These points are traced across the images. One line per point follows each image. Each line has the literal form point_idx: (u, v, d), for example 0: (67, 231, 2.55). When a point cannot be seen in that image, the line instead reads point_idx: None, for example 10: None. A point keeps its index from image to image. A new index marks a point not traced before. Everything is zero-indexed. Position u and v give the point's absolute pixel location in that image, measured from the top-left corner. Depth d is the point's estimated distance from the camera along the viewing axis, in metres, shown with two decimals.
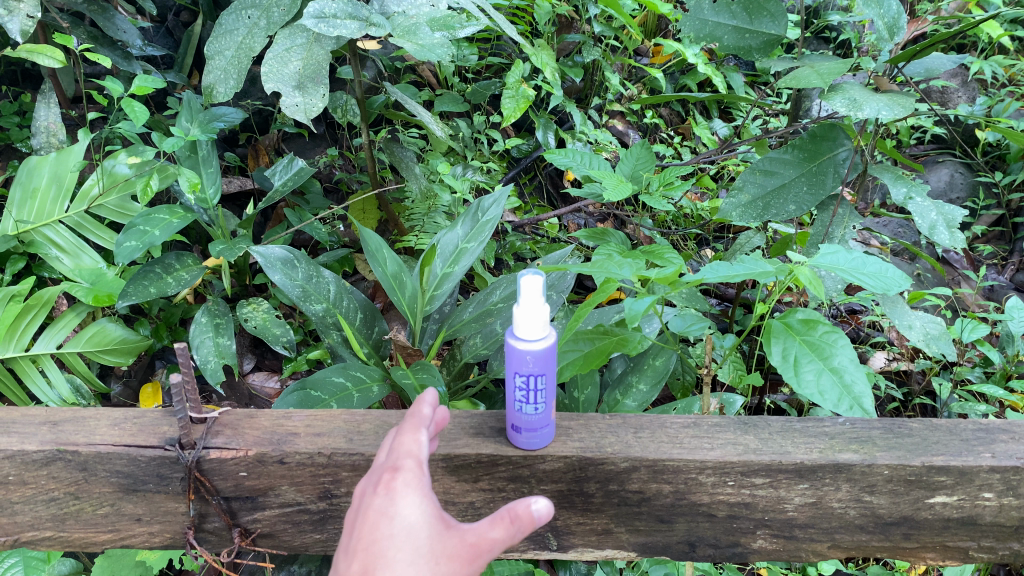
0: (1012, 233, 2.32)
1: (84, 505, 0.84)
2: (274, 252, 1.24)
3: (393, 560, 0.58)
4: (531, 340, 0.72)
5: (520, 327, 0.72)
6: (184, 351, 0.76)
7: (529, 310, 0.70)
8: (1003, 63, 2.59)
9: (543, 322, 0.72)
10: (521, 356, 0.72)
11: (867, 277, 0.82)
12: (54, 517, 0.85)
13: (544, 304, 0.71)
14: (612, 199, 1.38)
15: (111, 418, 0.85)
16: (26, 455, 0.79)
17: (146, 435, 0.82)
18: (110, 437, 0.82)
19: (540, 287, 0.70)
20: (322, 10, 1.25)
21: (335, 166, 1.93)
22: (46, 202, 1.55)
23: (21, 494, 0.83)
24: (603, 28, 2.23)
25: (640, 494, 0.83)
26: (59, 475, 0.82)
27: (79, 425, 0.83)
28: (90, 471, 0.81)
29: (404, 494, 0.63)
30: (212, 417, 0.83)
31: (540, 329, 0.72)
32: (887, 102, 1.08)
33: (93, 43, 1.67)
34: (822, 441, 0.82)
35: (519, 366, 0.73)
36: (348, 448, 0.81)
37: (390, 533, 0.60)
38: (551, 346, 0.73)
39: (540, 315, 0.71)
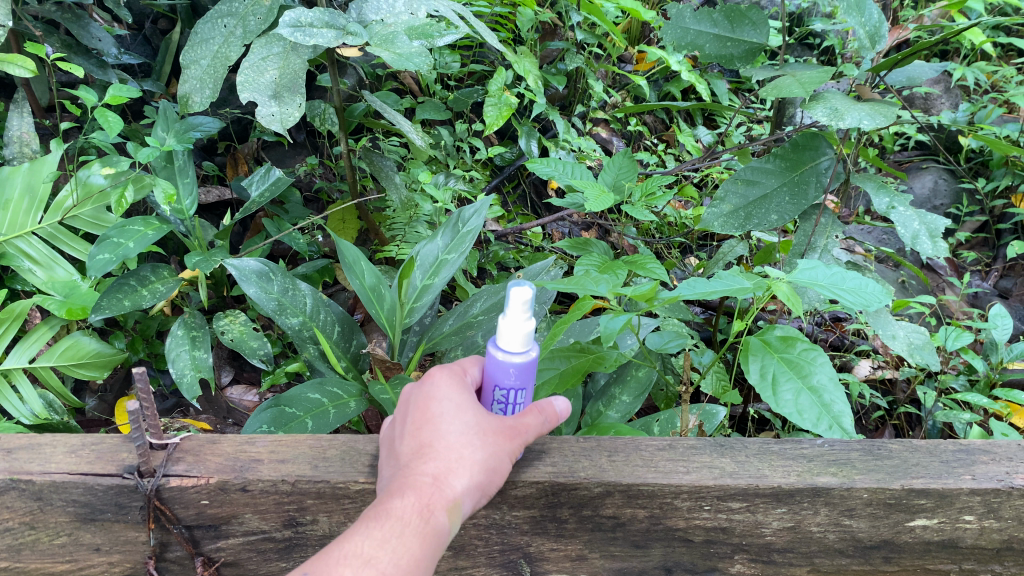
0: (995, 239, 2.32)
1: (40, 535, 0.82)
2: (249, 265, 1.23)
3: (446, 433, 0.71)
4: (516, 351, 0.74)
5: (503, 339, 0.74)
6: (144, 377, 0.75)
7: (513, 324, 0.72)
8: (986, 69, 2.60)
9: (528, 334, 0.74)
10: (502, 368, 0.75)
11: (846, 293, 0.81)
12: (10, 547, 0.82)
13: (528, 320, 0.73)
14: (592, 209, 1.36)
15: (69, 444, 0.82)
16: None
17: (104, 463, 0.80)
18: (67, 465, 0.79)
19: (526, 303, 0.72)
20: (297, 19, 1.23)
21: (315, 175, 1.91)
22: (19, 214, 1.52)
23: None
24: (586, 35, 2.23)
25: (615, 519, 0.81)
26: (13, 504, 0.79)
27: (35, 453, 0.81)
28: (46, 501, 0.79)
29: (449, 384, 0.77)
30: (173, 442, 0.82)
31: (523, 344, 0.74)
32: (869, 112, 1.06)
33: (66, 52, 1.66)
34: (800, 463, 0.80)
35: (500, 378, 0.76)
36: (313, 475, 0.80)
37: (441, 414, 0.74)
38: (533, 361, 0.75)
39: (523, 330, 0.73)
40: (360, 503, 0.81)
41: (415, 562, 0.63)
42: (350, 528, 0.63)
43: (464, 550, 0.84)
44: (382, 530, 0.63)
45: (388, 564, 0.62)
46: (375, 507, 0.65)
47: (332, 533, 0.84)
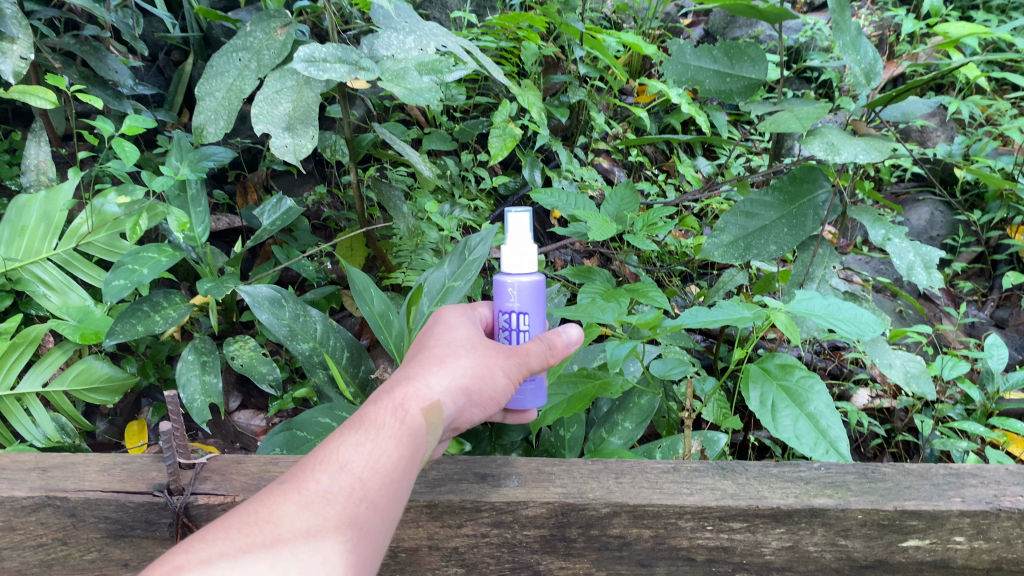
0: (991, 270, 2.35)
1: (71, 551, 0.84)
2: (262, 292, 1.28)
3: (439, 351, 0.85)
4: (519, 273, 0.95)
5: (508, 262, 0.96)
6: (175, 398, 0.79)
7: (515, 241, 0.95)
8: (979, 103, 2.65)
9: (529, 258, 0.96)
10: (507, 288, 0.95)
11: (842, 323, 0.84)
12: (42, 563, 0.85)
13: (526, 242, 0.96)
14: (595, 238, 1.39)
15: (101, 465, 0.87)
16: (16, 501, 0.82)
17: (135, 483, 0.84)
18: (99, 484, 0.84)
19: (524, 228, 0.96)
20: (312, 53, 1.28)
21: (323, 204, 1.96)
22: (35, 240, 1.56)
23: (10, 540, 0.83)
24: (589, 69, 2.28)
25: (621, 538, 0.84)
26: (48, 520, 0.83)
27: (69, 472, 0.86)
28: (79, 517, 0.83)
29: (453, 323, 0.93)
30: (200, 463, 0.85)
31: (524, 265, 0.96)
32: (864, 147, 1.10)
33: (85, 84, 1.70)
34: (797, 485, 0.84)
35: (506, 299, 0.95)
36: None
37: (429, 349, 0.86)
38: (533, 284, 0.95)
39: (524, 249, 0.96)
40: None
41: (391, 468, 0.69)
42: (329, 441, 0.69)
43: (476, 568, 0.87)
44: (360, 438, 0.70)
45: (366, 465, 0.67)
46: (352, 423, 0.72)
47: None
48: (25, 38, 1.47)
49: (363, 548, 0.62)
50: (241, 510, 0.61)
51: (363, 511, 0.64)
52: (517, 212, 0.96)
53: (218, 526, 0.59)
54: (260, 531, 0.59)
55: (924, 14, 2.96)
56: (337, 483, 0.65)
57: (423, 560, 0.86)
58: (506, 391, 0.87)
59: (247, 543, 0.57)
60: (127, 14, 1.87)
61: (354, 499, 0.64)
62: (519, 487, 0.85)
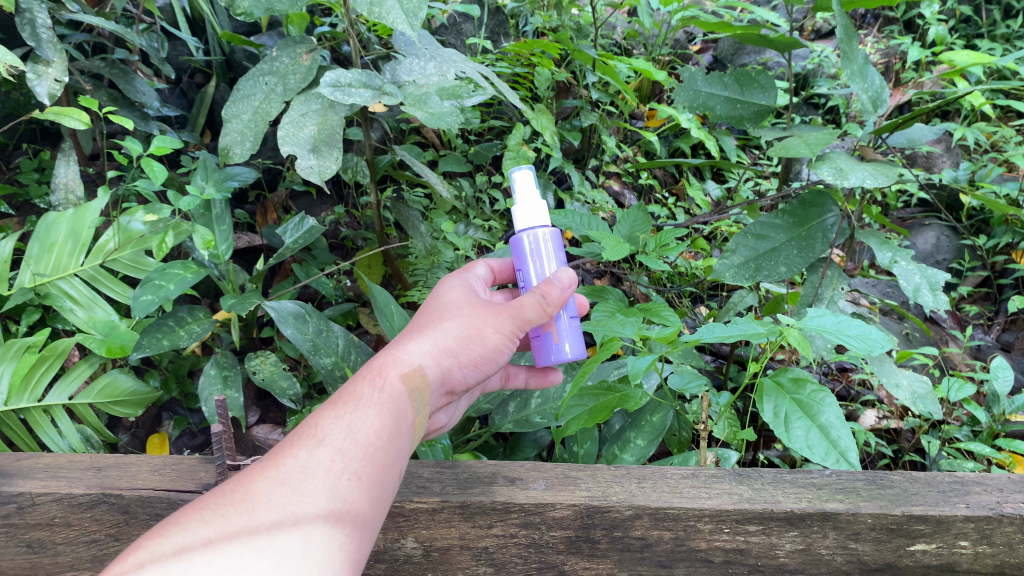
0: (997, 294, 2.38)
1: (122, 547, 0.99)
2: (287, 307, 1.32)
3: (429, 321, 0.95)
4: (530, 225, 1.07)
5: (520, 215, 1.08)
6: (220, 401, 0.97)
7: (521, 199, 1.07)
8: (985, 130, 2.69)
9: (537, 210, 1.08)
10: (520, 240, 1.07)
11: (852, 338, 0.88)
12: (93, 558, 1.00)
13: (534, 196, 1.08)
14: (609, 258, 1.43)
15: (151, 464, 1.01)
16: (74, 497, 0.96)
17: (183, 482, 0.98)
18: (152, 482, 0.98)
19: (528, 184, 1.07)
20: (337, 79, 1.33)
21: (340, 223, 2.00)
22: (63, 256, 1.60)
23: (66, 535, 0.98)
24: (600, 93, 2.32)
25: (642, 540, 0.90)
26: (102, 517, 0.97)
27: (123, 472, 1.00)
28: (132, 514, 0.97)
29: (448, 290, 1.03)
30: (244, 464, 1.00)
31: (534, 217, 1.07)
32: (872, 171, 1.14)
33: (114, 105, 1.76)
34: (810, 490, 0.89)
35: (520, 251, 1.08)
36: None
37: (420, 321, 0.97)
38: (543, 234, 1.07)
39: (532, 204, 1.08)
40: (412, 520, 0.92)
41: (368, 438, 0.77)
42: (309, 420, 0.77)
43: (504, 567, 0.94)
44: (338, 415, 0.78)
45: (342, 438, 0.75)
46: (333, 401, 0.80)
47: (385, 549, 0.94)
48: (60, 61, 1.53)
49: (345, 514, 0.69)
50: (220, 492, 0.68)
51: (343, 480, 0.71)
52: (521, 171, 1.08)
53: (196, 510, 0.66)
54: (235, 511, 0.65)
55: (930, 42, 3.01)
56: (314, 456, 0.72)
57: (454, 559, 0.95)
58: (498, 348, 0.96)
59: (221, 521, 0.64)
60: (154, 38, 1.92)
61: (331, 472, 0.71)
62: (546, 490, 0.92)
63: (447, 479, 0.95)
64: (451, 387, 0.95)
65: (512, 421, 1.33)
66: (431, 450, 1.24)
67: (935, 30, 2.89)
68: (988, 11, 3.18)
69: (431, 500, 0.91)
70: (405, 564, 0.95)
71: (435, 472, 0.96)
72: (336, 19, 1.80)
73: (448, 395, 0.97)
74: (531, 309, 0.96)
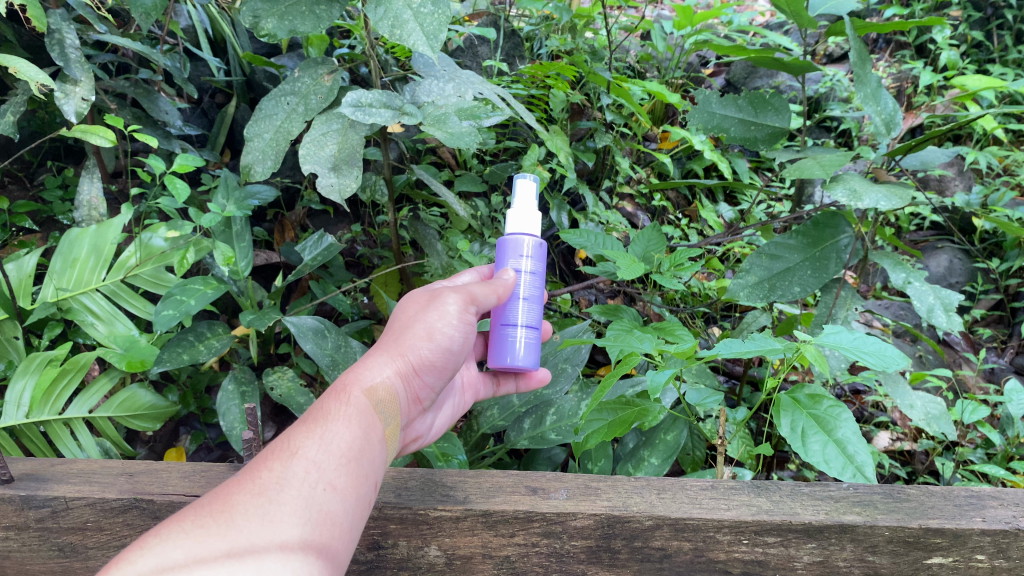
0: (1010, 317, 2.38)
1: None
2: (307, 324, 1.35)
3: (390, 335, 1.01)
4: (515, 232, 1.15)
5: (512, 221, 1.16)
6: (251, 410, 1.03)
7: (515, 207, 1.14)
8: (998, 154, 2.70)
9: (524, 220, 1.15)
10: (504, 243, 1.15)
11: (868, 355, 0.89)
12: None
13: (529, 207, 1.14)
14: (624, 277, 1.44)
15: (181, 472, 1.05)
16: (107, 502, 0.99)
17: (212, 489, 1.01)
18: (182, 489, 1.00)
19: (521, 193, 1.13)
20: (358, 99, 1.36)
21: (356, 242, 2.03)
22: (85, 271, 1.62)
23: (98, 539, 1.01)
24: (614, 116, 2.33)
25: (662, 550, 0.93)
26: (134, 522, 1.00)
27: (153, 478, 1.03)
28: (162, 520, 0.99)
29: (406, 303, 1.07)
30: None
31: (520, 225, 1.15)
32: (885, 194, 1.15)
33: (138, 124, 1.80)
34: (828, 503, 0.92)
35: (503, 253, 1.15)
36: (397, 502, 0.94)
37: (384, 336, 1.02)
38: (523, 242, 1.14)
39: (523, 213, 1.14)
40: (436, 529, 0.95)
41: (340, 451, 0.82)
42: (282, 436, 0.81)
43: None
44: (309, 431, 0.82)
45: (314, 451, 0.79)
46: (303, 418, 0.85)
47: (409, 557, 0.97)
48: (87, 81, 1.56)
49: (323, 525, 0.73)
50: (196, 505, 0.71)
51: (320, 491, 0.76)
52: (518, 181, 1.14)
53: (174, 521, 0.68)
54: (214, 522, 0.68)
55: (942, 67, 3.03)
56: (291, 469, 0.76)
57: (477, 568, 0.97)
58: (454, 340, 1.03)
59: (205, 531, 0.67)
60: (177, 59, 1.96)
61: (307, 482, 0.75)
62: (567, 500, 0.94)
63: (470, 488, 0.98)
64: (416, 389, 1.01)
65: (528, 438, 1.33)
66: (446, 463, 1.27)
67: (946, 55, 2.91)
68: (1000, 36, 3.20)
69: (454, 508, 0.94)
70: (428, 572, 0.98)
71: (458, 481, 0.99)
72: (354, 42, 1.84)
73: (417, 398, 1.03)
74: (476, 286, 1.06)
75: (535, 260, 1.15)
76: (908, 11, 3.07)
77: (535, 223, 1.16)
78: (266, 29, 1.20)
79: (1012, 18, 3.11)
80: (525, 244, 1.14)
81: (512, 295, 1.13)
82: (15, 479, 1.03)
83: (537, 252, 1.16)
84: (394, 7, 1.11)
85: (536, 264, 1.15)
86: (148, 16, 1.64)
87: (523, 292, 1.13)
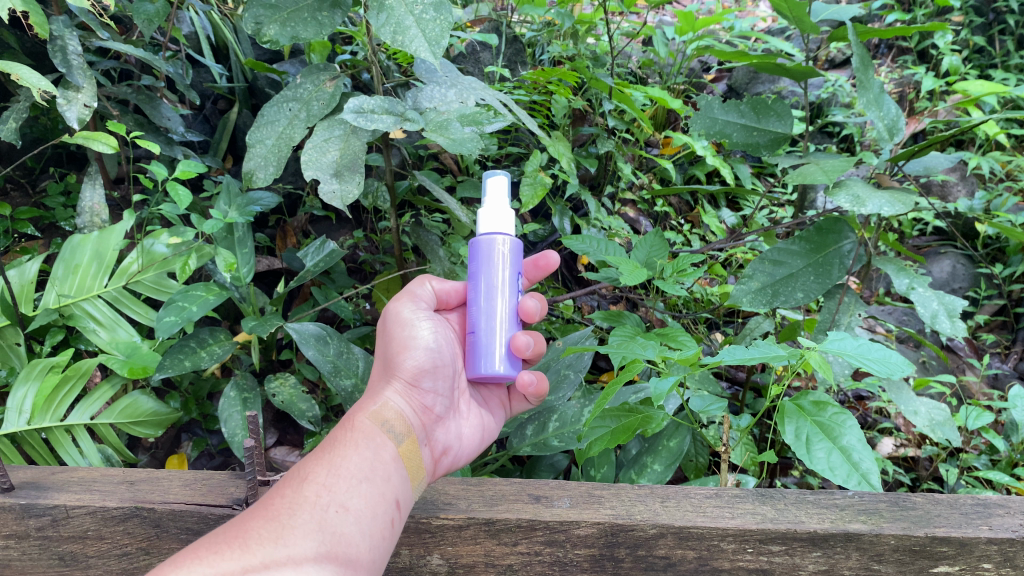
0: (1014, 322, 2.37)
1: (151, 561, 1.01)
2: (309, 331, 1.34)
3: (379, 371, 1.08)
4: (483, 235, 1.13)
5: (482, 223, 1.14)
6: (253, 417, 1.02)
7: (483, 207, 1.13)
8: (1000, 159, 2.69)
9: (493, 220, 1.13)
10: (475, 246, 1.13)
11: (872, 362, 0.88)
12: (123, 571, 1.01)
13: (499, 207, 1.13)
14: (627, 282, 1.43)
15: (183, 479, 1.04)
16: (108, 511, 0.99)
17: (213, 497, 1.01)
18: (183, 497, 1.00)
19: (487, 190, 1.12)
20: (360, 105, 1.35)
21: (358, 248, 2.03)
22: (87, 278, 1.62)
23: (99, 548, 1.01)
24: (617, 121, 2.32)
25: (666, 559, 0.92)
26: (134, 530, 0.99)
27: (155, 487, 1.03)
28: (162, 528, 0.99)
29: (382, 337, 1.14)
30: (273, 479, 1.03)
31: (490, 226, 1.13)
32: (889, 199, 1.14)
33: (140, 130, 1.80)
34: (833, 511, 0.91)
35: (474, 256, 1.13)
36: None
37: (378, 372, 1.09)
38: (489, 243, 1.12)
39: (492, 213, 1.13)
40: (438, 537, 0.94)
41: (348, 472, 0.88)
42: (295, 469, 0.89)
43: None
44: (319, 460, 0.89)
45: (324, 475, 0.86)
46: (315, 452, 0.92)
47: (411, 566, 0.96)
48: (89, 87, 1.56)
49: (336, 540, 0.80)
50: (212, 536, 0.78)
51: (332, 511, 0.82)
52: (488, 182, 1.14)
53: (192, 551, 0.75)
54: (228, 549, 0.75)
55: (944, 72, 3.03)
56: (300, 494, 0.83)
57: None
58: (432, 340, 1.07)
59: (220, 556, 0.74)
60: (179, 65, 1.96)
61: (318, 505, 0.82)
62: (571, 509, 0.94)
63: (473, 497, 0.97)
64: (421, 399, 1.06)
65: (530, 444, 1.33)
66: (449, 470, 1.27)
67: (949, 60, 2.91)
68: (1002, 41, 3.20)
69: (456, 517, 0.93)
70: None
71: (460, 490, 0.99)
72: (355, 48, 1.84)
73: (428, 408, 1.07)
74: (412, 287, 1.13)
75: (502, 260, 1.12)
76: (910, 16, 3.06)
77: (506, 220, 1.14)
78: (268, 35, 1.19)
79: (1013, 24, 3.11)
80: (490, 241, 1.12)
81: (477, 298, 1.11)
82: (15, 488, 1.03)
83: (511, 253, 1.13)
84: (396, 14, 1.11)
85: (507, 263, 1.13)
86: (150, 22, 1.64)
87: (489, 293, 1.11)
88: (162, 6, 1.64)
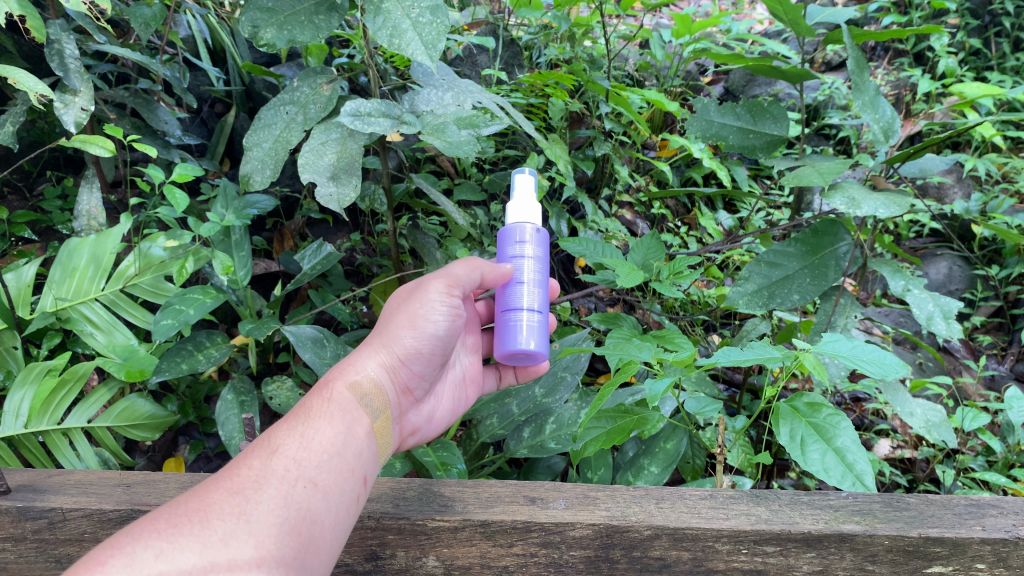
0: (1010, 324, 2.38)
1: None
2: (306, 333, 1.34)
3: (376, 331, 1.09)
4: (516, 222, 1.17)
5: (513, 211, 1.18)
6: (249, 420, 1.02)
7: (519, 196, 1.17)
8: (996, 161, 2.70)
9: (526, 208, 1.17)
10: (507, 231, 1.17)
11: (867, 363, 0.89)
12: None
13: (532, 197, 1.17)
14: (624, 284, 1.43)
15: (179, 482, 1.05)
16: (104, 513, 0.99)
17: None
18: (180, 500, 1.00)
19: (523, 180, 1.17)
20: (357, 108, 1.35)
21: (356, 251, 2.03)
22: (84, 281, 1.62)
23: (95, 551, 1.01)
24: (613, 124, 2.33)
25: (661, 560, 0.93)
26: None
27: (152, 489, 1.03)
28: None
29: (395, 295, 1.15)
30: None
31: (523, 214, 1.18)
32: (884, 202, 1.13)
33: (137, 133, 1.80)
34: (827, 512, 0.92)
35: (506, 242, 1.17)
36: (395, 513, 0.94)
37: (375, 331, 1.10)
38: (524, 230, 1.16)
39: (526, 201, 1.17)
40: (434, 539, 0.95)
41: (320, 447, 0.90)
42: (266, 433, 0.89)
43: None
44: (291, 429, 0.90)
45: (296, 449, 0.87)
46: (288, 416, 0.93)
47: (407, 567, 0.97)
48: (86, 91, 1.56)
49: (301, 518, 0.81)
50: (173, 505, 0.77)
51: (300, 488, 0.83)
52: (521, 172, 1.18)
53: (148, 521, 0.74)
54: (188, 524, 0.74)
55: (941, 74, 3.03)
56: (267, 467, 0.83)
57: None
58: (439, 329, 1.09)
59: (179, 528, 0.74)
60: (176, 69, 1.96)
61: (285, 481, 0.83)
62: (566, 510, 0.94)
63: (469, 498, 0.97)
64: (404, 378, 1.09)
65: (527, 447, 1.33)
66: (445, 472, 1.24)
67: (944, 63, 2.92)
68: (998, 43, 3.21)
69: (452, 519, 0.93)
70: None
71: (456, 491, 0.99)
72: (353, 51, 1.84)
73: (407, 387, 1.11)
74: (456, 269, 1.12)
75: (535, 246, 1.17)
76: (906, 19, 3.07)
77: (534, 211, 1.19)
78: (264, 38, 1.19)
79: (1010, 26, 3.12)
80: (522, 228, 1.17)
81: (513, 278, 1.14)
82: (12, 491, 1.03)
83: (540, 242, 1.19)
84: (393, 17, 1.12)
85: (536, 250, 1.17)
86: (146, 25, 1.64)
87: (526, 276, 1.15)
88: (159, 9, 1.63)
